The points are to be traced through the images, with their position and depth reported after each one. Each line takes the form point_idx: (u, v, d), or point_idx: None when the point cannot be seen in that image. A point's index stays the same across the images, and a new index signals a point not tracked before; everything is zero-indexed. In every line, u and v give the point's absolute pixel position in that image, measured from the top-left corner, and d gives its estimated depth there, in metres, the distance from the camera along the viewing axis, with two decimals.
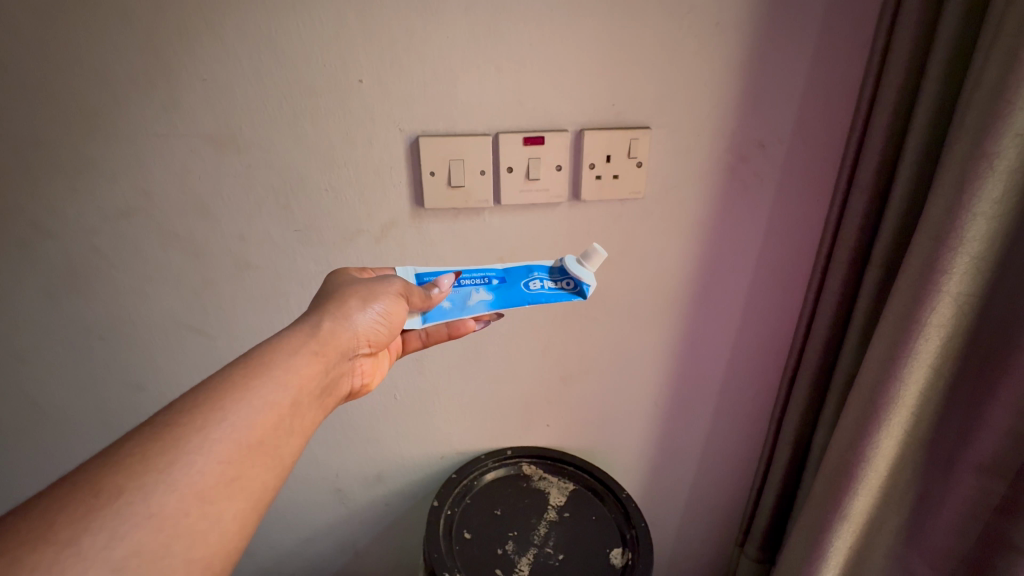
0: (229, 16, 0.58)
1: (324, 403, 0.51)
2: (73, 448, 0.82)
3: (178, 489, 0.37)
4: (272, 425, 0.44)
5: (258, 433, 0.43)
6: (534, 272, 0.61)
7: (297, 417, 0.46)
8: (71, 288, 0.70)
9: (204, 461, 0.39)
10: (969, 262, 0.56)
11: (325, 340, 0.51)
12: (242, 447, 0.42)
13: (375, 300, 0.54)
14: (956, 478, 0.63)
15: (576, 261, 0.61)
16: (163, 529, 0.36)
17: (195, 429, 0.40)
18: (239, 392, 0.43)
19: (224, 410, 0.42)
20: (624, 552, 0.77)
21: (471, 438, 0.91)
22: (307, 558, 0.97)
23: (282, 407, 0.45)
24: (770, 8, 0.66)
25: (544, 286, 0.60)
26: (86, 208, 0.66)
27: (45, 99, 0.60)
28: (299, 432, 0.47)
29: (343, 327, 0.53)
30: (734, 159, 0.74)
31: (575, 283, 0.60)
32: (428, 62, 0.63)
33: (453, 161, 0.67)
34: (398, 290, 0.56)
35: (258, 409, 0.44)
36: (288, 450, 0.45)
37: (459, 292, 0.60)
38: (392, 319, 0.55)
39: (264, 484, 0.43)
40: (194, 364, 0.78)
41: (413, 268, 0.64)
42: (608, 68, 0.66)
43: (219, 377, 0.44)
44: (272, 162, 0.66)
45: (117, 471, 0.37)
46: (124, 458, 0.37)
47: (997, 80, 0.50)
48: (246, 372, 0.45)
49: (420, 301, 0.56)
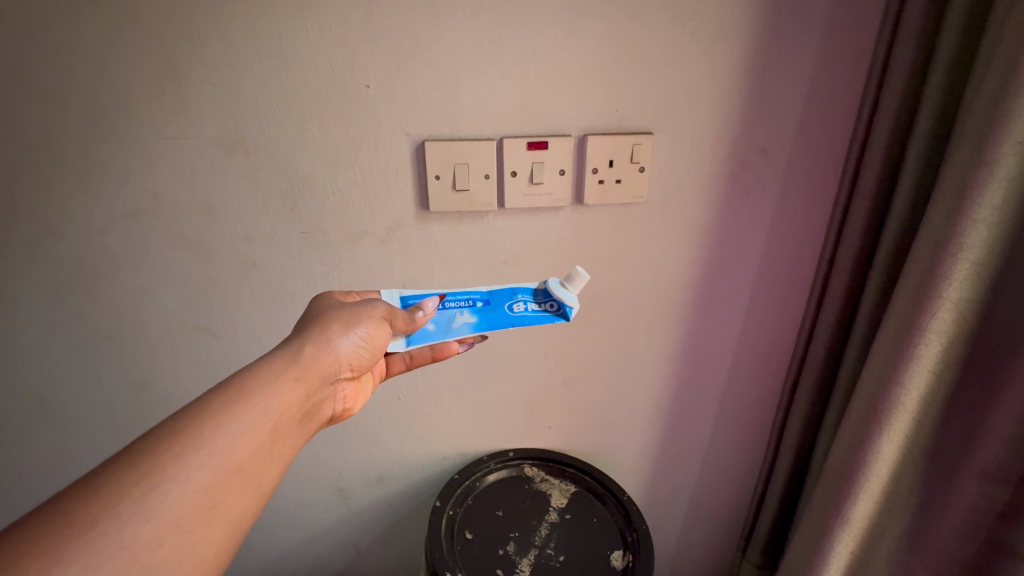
0: (238, 22, 0.60)
1: (305, 428, 0.52)
2: (80, 444, 0.83)
3: (154, 518, 0.38)
4: (251, 452, 0.45)
5: (237, 460, 0.43)
6: (518, 295, 0.64)
7: (277, 442, 0.47)
8: (79, 287, 0.71)
9: (181, 489, 0.40)
10: (969, 269, 0.56)
11: (307, 365, 0.52)
12: (220, 475, 0.42)
13: (357, 324, 0.56)
14: (958, 484, 0.63)
15: (560, 284, 0.64)
16: (138, 559, 0.36)
17: (173, 457, 0.41)
18: (218, 420, 0.44)
19: (203, 437, 0.43)
20: (625, 555, 0.77)
21: (473, 439, 0.91)
22: (309, 557, 0.98)
23: (262, 433, 0.46)
24: (772, 13, 0.66)
25: (527, 309, 0.63)
26: (95, 209, 0.67)
27: (57, 101, 0.61)
28: (278, 458, 0.47)
29: (325, 352, 0.54)
30: (735, 164, 0.74)
31: (558, 305, 0.63)
32: (433, 66, 0.64)
33: (458, 165, 0.68)
34: (382, 314, 0.58)
35: (238, 435, 0.44)
36: (267, 476, 0.46)
37: (444, 314, 0.62)
38: (375, 342, 0.57)
39: (243, 511, 0.43)
40: (199, 363, 0.79)
41: (397, 292, 0.65)
42: (611, 74, 0.67)
43: (199, 404, 0.45)
44: (280, 164, 0.67)
45: (93, 502, 0.37)
46: (99, 489, 0.38)
47: (997, 87, 0.50)
48: (227, 398, 0.46)
49: (404, 325, 0.59)
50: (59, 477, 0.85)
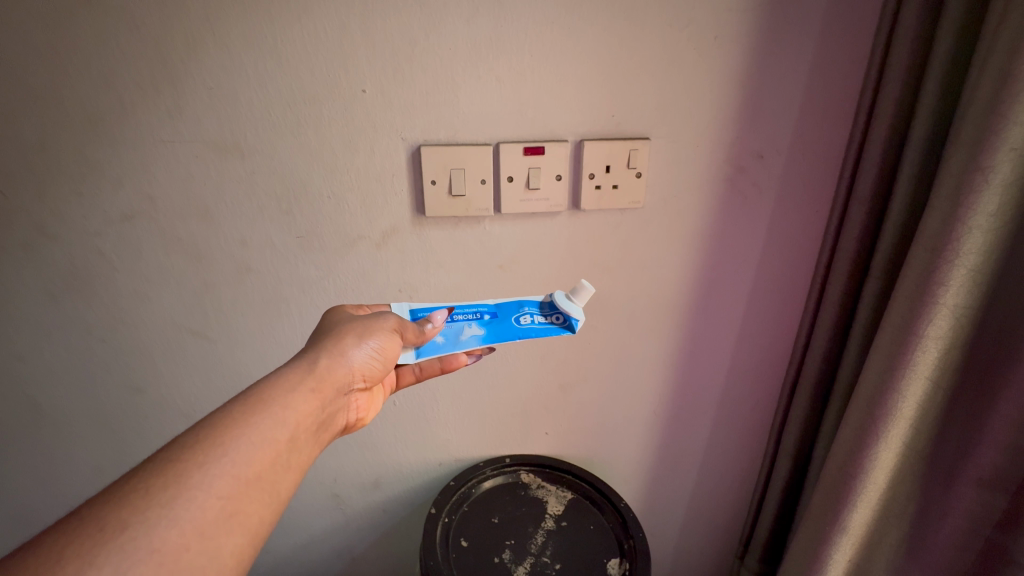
0: (235, 26, 0.59)
1: (320, 439, 0.51)
2: (73, 450, 0.82)
3: (179, 524, 0.37)
4: (269, 461, 0.44)
5: (256, 468, 0.43)
6: (525, 307, 0.64)
7: (294, 452, 0.46)
8: (75, 291, 0.71)
9: (204, 496, 0.39)
10: (966, 275, 0.56)
11: (322, 376, 0.52)
12: (240, 482, 0.41)
13: (369, 336, 0.56)
14: (956, 493, 0.63)
15: (566, 296, 0.64)
16: (165, 563, 0.35)
17: (197, 464, 0.40)
18: (239, 429, 0.44)
19: (225, 446, 0.42)
20: (622, 563, 0.76)
21: (469, 444, 0.90)
22: (303, 564, 0.97)
23: (280, 443, 0.45)
24: (768, 20, 0.66)
25: (534, 321, 0.63)
26: (91, 213, 0.67)
27: (52, 103, 0.61)
28: (295, 468, 0.46)
29: (339, 363, 0.54)
30: (732, 171, 0.74)
31: (564, 318, 0.63)
32: (430, 72, 0.64)
33: (454, 170, 0.68)
34: (392, 326, 0.58)
35: (257, 444, 0.44)
36: (284, 485, 0.45)
37: (452, 327, 0.62)
38: (387, 354, 0.57)
39: (262, 519, 0.42)
40: (194, 367, 0.78)
41: (408, 304, 0.66)
42: (608, 79, 0.67)
43: (220, 414, 0.45)
44: (275, 169, 0.67)
45: (121, 508, 0.36)
46: (129, 494, 0.37)
47: (992, 93, 0.51)
48: (246, 407, 0.46)
49: (414, 336, 0.59)
50: (54, 483, 0.84)
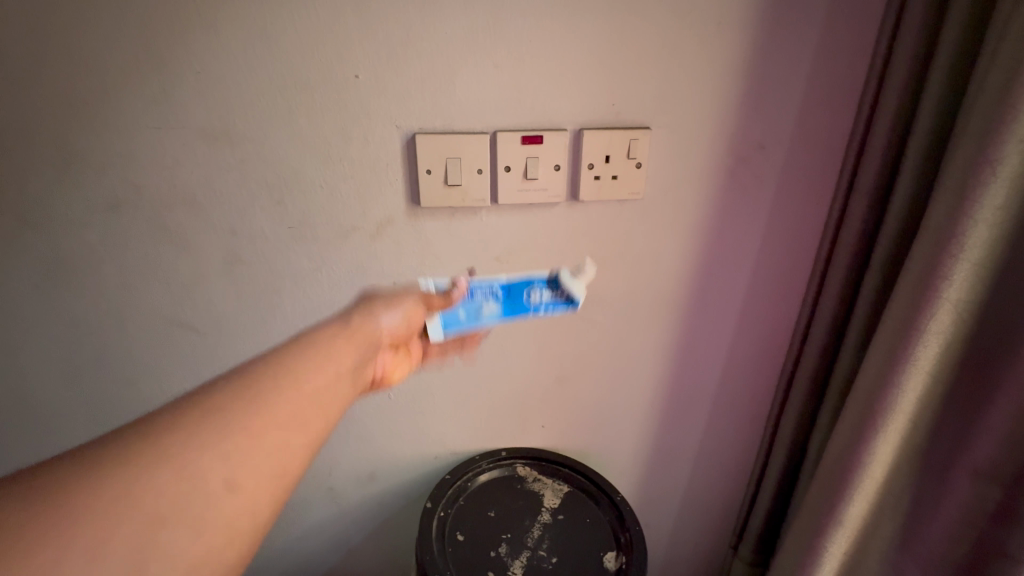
0: (224, 9, 0.57)
1: (357, 392, 0.49)
2: (60, 445, 0.80)
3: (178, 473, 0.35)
4: (301, 404, 0.42)
5: (287, 409, 0.41)
6: (534, 281, 0.62)
7: (328, 397, 0.44)
8: (59, 282, 0.69)
9: (224, 437, 0.37)
10: (970, 270, 0.55)
11: (355, 330, 0.51)
12: (266, 424, 0.39)
13: (397, 300, 0.56)
14: (952, 482, 0.63)
15: (570, 275, 0.62)
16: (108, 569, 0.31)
17: (218, 405, 0.38)
18: (271, 372, 0.42)
19: (256, 385, 0.41)
20: (618, 556, 0.76)
21: (465, 437, 0.90)
22: (297, 557, 0.96)
23: (313, 387, 0.43)
24: (772, 7, 0.65)
25: (543, 298, 0.62)
26: (75, 201, 0.65)
27: (33, 87, 0.59)
28: (328, 415, 0.44)
29: (372, 320, 0.53)
30: (734, 162, 0.73)
31: (566, 295, 0.62)
32: (426, 58, 0.62)
33: (450, 159, 0.66)
34: (419, 294, 0.58)
35: (290, 386, 0.42)
36: (314, 432, 0.42)
37: (471, 302, 0.60)
38: (415, 317, 0.56)
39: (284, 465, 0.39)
40: (184, 361, 0.77)
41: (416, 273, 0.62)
42: (608, 67, 0.66)
43: (256, 359, 0.44)
44: (266, 157, 0.65)
45: (103, 468, 0.33)
46: (114, 454, 0.34)
47: (1002, 85, 0.50)
48: (281, 354, 0.45)
49: (442, 304, 0.58)
50: None
